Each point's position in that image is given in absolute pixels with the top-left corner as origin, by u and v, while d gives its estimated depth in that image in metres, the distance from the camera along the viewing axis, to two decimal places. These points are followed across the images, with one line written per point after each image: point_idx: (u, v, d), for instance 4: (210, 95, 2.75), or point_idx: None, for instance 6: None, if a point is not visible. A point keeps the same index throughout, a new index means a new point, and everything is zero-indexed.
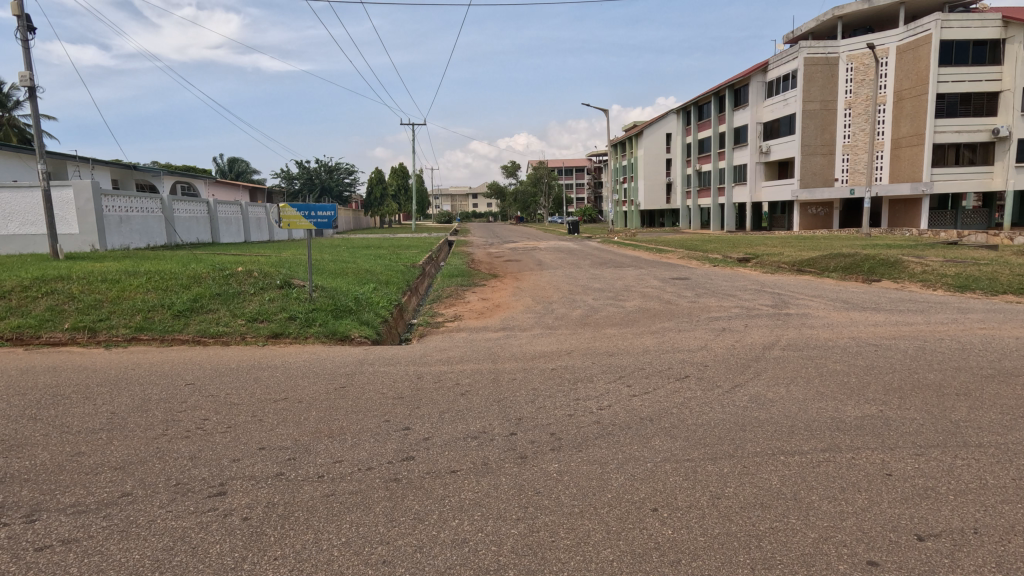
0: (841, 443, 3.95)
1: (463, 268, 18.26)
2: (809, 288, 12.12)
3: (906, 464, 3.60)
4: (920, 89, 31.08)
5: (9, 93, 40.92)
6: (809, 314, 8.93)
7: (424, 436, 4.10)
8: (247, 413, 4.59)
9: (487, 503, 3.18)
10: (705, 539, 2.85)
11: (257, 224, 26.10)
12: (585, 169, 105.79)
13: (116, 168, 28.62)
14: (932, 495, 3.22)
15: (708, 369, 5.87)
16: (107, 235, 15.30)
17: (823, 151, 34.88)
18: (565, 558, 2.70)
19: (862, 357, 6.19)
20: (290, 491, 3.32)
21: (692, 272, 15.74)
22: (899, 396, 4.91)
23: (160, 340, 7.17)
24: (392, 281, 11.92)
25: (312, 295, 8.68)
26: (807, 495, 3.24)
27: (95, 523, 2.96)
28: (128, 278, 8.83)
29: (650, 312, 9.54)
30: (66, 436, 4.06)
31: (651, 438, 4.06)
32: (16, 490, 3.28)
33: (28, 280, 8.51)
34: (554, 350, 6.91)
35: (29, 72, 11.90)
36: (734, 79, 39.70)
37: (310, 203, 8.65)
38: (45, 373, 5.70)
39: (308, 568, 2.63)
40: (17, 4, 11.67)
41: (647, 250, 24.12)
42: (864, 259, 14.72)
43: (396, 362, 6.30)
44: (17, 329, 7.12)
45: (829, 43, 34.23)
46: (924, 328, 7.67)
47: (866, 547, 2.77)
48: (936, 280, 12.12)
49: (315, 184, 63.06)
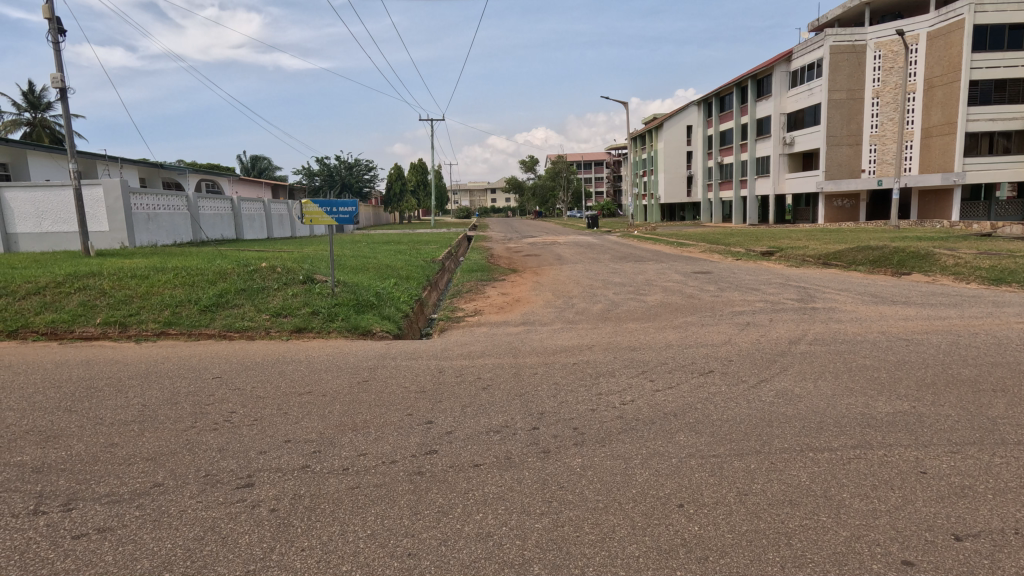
0: (872, 440, 3.86)
1: (483, 262, 18.26)
2: (835, 282, 11.83)
3: (941, 462, 3.50)
4: (952, 76, 30.11)
5: (41, 95, 42.13)
6: (836, 308, 8.73)
7: (447, 430, 4.12)
8: (272, 406, 4.66)
9: (510, 497, 3.18)
10: (732, 536, 2.80)
11: (279, 221, 26.49)
12: (605, 163, 105.08)
13: (143, 166, 29.27)
14: (969, 495, 3.12)
15: (732, 365, 5.77)
16: (137, 233, 15.64)
17: (850, 142, 34.02)
18: (590, 554, 2.68)
19: (893, 352, 6.02)
20: (316, 483, 3.36)
21: (714, 265, 15.53)
22: (933, 392, 4.75)
23: (187, 335, 7.32)
24: (412, 276, 11.97)
25: (334, 291, 8.77)
26: (838, 493, 3.17)
27: (128, 512, 3.03)
28: (156, 274, 8.99)
29: (672, 307, 9.44)
30: (99, 428, 4.17)
31: (675, 434, 4.01)
32: (53, 480, 3.38)
33: (61, 276, 8.77)
34: (575, 345, 6.88)
35: (61, 74, 12.22)
36: (757, 70, 38.95)
37: (332, 199, 8.71)
38: (78, 366, 5.87)
39: (335, 560, 2.65)
40: (48, 8, 11.96)
41: (668, 244, 23.95)
42: (893, 251, 14.34)
43: (417, 356, 6.32)
44: (52, 324, 7.33)
45: (857, 30, 33.34)
46: (958, 322, 7.43)
47: (900, 546, 2.70)
48: (969, 273, 11.77)
49: (336, 181, 63.44)
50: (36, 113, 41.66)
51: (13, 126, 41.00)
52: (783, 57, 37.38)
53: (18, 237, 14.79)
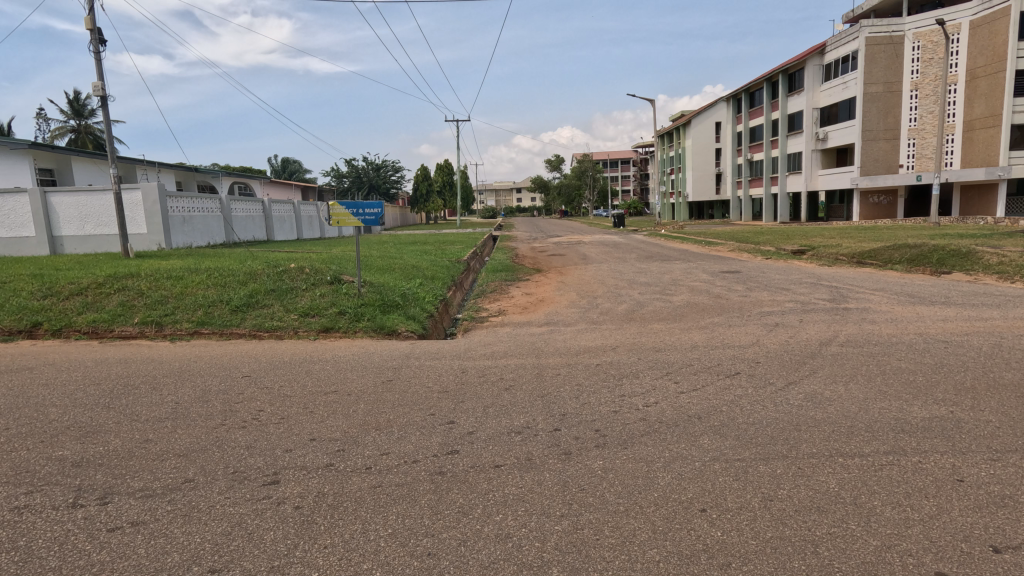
0: (906, 446, 3.73)
1: (507, 262, 18.25)
2: (871, 281, 11.47)
3: (980, 470, 3.36)
4: (997, 66, 28.87)
5: (85, 103, 43.88)
6: (870, 309, 8.45)
7: (468, 430, 4.14)
8: (299, 405, 4.76)
9: (531, 499, 3.17)
10: (757, 542, 2.74)
11: (309, 222, 27.08)
12: (632, 161, 103.99)
13: (179, 170, 30.18)
14: (1010, 505, 2.98)
15: (760, 366, 5.65)
16: (173, 235, 16.17)
17: (886, 136, 32.93)
18: (610, 558, 2.66)
19: (931, 355, 5.81)
20: (339, 482, 3.41)
21: (743, 264, 15.23)
22: (973, 397, 4.56)
23: (218, 334, 7.54)
24: (438, 276, 12.07)
25: (360, 291, 8.89)
26: (869, 500, 3.08)
27: (161, 507, 3.14)
28: (191, 275, 9.28)
29: (698, 307, 9.30)
30: (135, 425, 4.32)
31: (699, 437, 3.94)
32: (92, 474, 3.52)
33: (102, 277, 9.09)
34: (598, 346, 6.83)
35: (102, 83, 12.71)
36: (789, 64, 38.02)
37: (358, 201, 8.79)
38: (116, 365, 6.09)
39: (356, 558, 2.68)
40: (90, 19, 12.45)
41: (696, 242, 23.67)
42: (933, 249, 13.83)
43: (441, 356, 6.37)
44: (93, 323, 7.63)
45: (894, 20, 32.27)
46: (1001, 323, 7.11)
47: (934, 557, 2.60)
48: (1014, 272, 11.28)
49: (363, 182, 64.31)
50: (80, 121, 43.40)
51: (58, 133, 42.74)
52: (815, 50, 36.41)
53: (63, 239, 15.42)
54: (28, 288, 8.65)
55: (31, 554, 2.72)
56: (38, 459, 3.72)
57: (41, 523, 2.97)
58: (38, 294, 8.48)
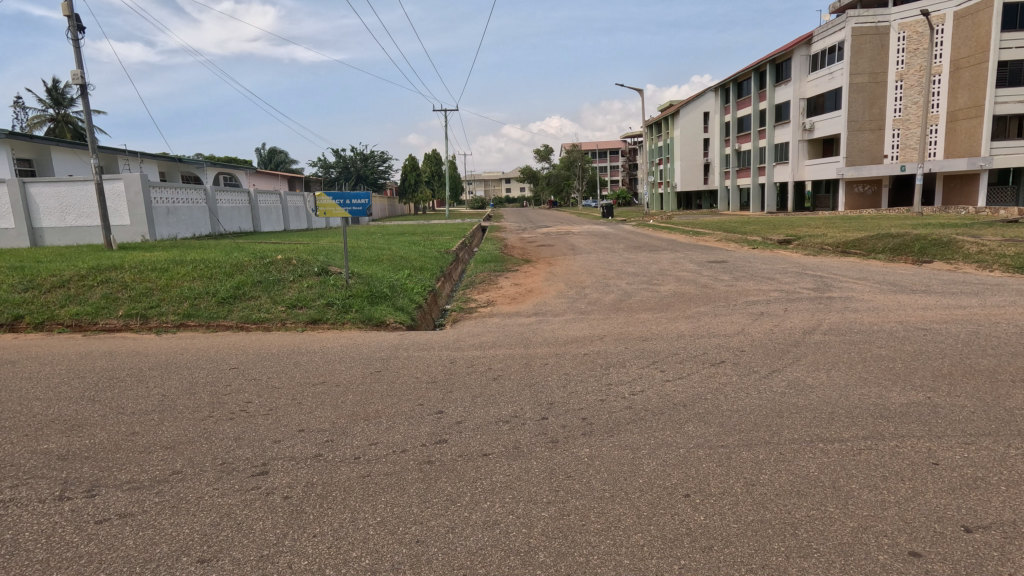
0: (885, 431, 3.82)
1: (496, 253, 18.22)
2: (854, 270, 11.64)
3: (954, 453, 3.46)
4: (980, 57, 29.23)
5: (64, 92, 43.05)
6: (853, 298, 8.61)
7: (457, 420, 4.17)
8: (287, 397, 4.76)
9: (518, 486, 3.22)
10: (738, 526, 2.81)
11: (295, 213, 26.82)
12: (620, 151, 104.36)
13: (163, 160, 29.72)
14: (982, 486, 3.08)
15: (744, 355, 5.72)
16: (157, 226, 15.95)
17: (871, 127, 33.22)
18: (595, 542, 2.71)
19: (911, 342, 5.93)
20: (328, 472, 3.42)
21: (730, 254, 15.36)
22: (949, 383, 4.68)
23: (205, 326, 7.48)
24: (426, 267, 12.03)
25: (348, 282, 8.86)
26: (847, 484, 3.16)
27: (149, 498, 3.14)
28: (176, 267, 9.18)
29: (685, 296, 9.41)
30: (120, 418, 4.30)
31: (684, 424, 4.01)
32: (78, 467, 3.50)
33: (84, 270, 8.95)
34: (586, 335, 6.88)
35: (81, 70, 12.45)
36: (776, 54, 38.16)
37: (345, 192, 8.71)
38: (102, 357, 6.06)
39: (345, 546, 2.71)
40: (67, 5, 12.16)
41: (683, 232, 23.87)
42: (915, 238, 14.04)
43: (430, 347, 6.39)
44: (76, 316, 7.54)
45: (880, 11, 32.45)
46: (978, 311, 7.28)
47: (908, 537, 2.68)
48: (993, 261, 11.49)
49: (351, 173, 63.86)
50: (59, 109, 42.54)
51: (37, 123, 41.88)
52: (803, 40, 36.55)
53: (43, 231, 15.17)
54: (9, 281, 8.53)
55: (18, 546, 2.71)
56: (23, 453, 3.69)
57: (27, 516, 2.96)
58: (18, 287, 8.33)
